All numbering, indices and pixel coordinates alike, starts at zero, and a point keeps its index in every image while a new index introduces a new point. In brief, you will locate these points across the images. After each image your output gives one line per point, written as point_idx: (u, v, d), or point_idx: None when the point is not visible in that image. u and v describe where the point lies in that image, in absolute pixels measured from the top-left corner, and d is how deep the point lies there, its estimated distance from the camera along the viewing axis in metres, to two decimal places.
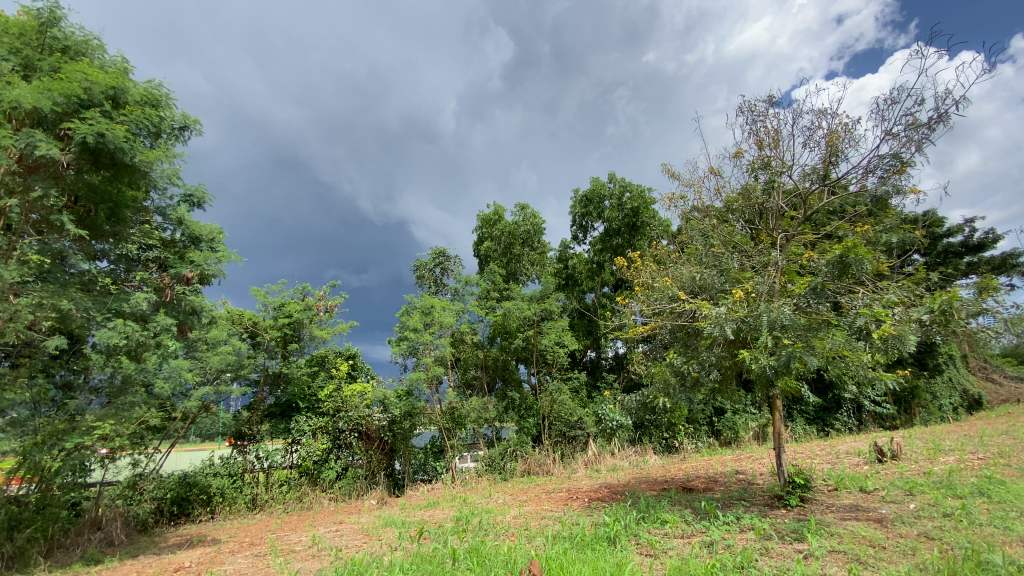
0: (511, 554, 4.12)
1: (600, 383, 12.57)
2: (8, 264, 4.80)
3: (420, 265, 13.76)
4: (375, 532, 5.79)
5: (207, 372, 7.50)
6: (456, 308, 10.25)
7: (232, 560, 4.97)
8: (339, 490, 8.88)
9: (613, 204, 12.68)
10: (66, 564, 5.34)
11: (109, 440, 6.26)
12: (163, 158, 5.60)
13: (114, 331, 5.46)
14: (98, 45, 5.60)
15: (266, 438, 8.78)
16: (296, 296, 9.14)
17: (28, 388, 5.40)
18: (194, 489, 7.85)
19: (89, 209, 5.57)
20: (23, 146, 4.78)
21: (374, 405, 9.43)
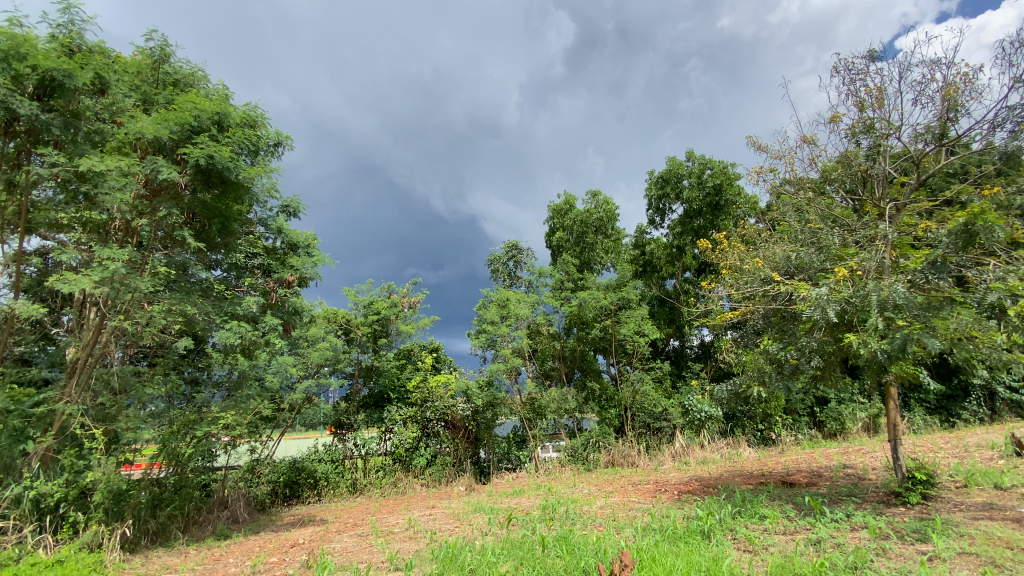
0: (601, 544, 4.09)
1: (686, 372, 12.12)
2: (143, 276, 5.50)
3: (494, 260, 13.99)
4: (466, 517, 6.01)
5: (309, 366, 8.13)
6: (531, 300, 10.26)
7: (339, 539, 5.39)
8: (430, 476, 9.37)
9: (692, 182, 12.12)
10: (200, 539, 6.10)
11: (230, 429, 7.03)
12: (263, 173, 6.14)
13: (231, 331, 6.15)
14: (202, 76, 6.20)
15: (362, 427, 9.39)
16: (383, 294, 9.66)
17: (164, 383, 6.15)
18: (303, 473, 8.61)
19: (204, 224, 6.21)
20: (148, 172, 5.41)
21: (458, 396, 9.74)
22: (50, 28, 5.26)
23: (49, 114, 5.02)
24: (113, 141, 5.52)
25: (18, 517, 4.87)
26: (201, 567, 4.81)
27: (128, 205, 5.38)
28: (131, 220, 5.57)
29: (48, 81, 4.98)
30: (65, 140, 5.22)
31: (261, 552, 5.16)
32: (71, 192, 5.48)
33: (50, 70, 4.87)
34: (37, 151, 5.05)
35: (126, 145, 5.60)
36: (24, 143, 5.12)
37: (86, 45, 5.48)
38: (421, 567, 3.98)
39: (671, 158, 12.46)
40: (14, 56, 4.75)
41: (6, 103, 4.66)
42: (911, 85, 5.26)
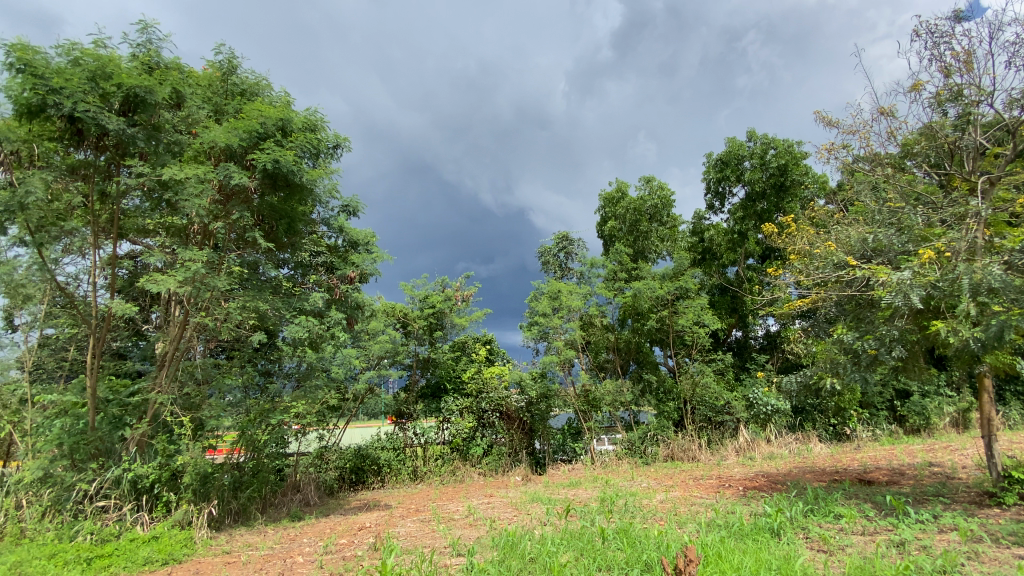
0: (663, 539, 4.01)
1: (750, 364, 11.63)
2: (220, 275, 5.92)
3: (544, 252, 13.96)
4: (524, 506, 6.08)
5: (370, 358, 8.47)
6: (583, 291, 10.15)
7: (402, 524, 5.61)
8: (486, 465, 9.56)
9: (754, 164, 11.57)
10: (277, 520, 6.53)
11: (300, 418, 7.45)
12: (324, 175, 6.42)
13: (300, 326, 6.57)
14: (265, 84, 6.55)
15: (421, 416, 9.69)
16: (437, 288, 9.86)
17: (241, 374, 6.66)
18: (367, 460, 9.02)
19: (272, 225, 6.57)
20: (221, 177, 5.80)
21: (511, 387, 9.83)
22: (132, 49, 5.71)
23: (134, 128, 5.39)
24: (190, 150, 5.95)
25: (119, 496, 5.45)
26: (278, 546, 5.16)
27: (206, 209, 5.79)
28: (208, 223, 6.01)
29: (131, 97, 5.34)
30: (149, 151, 5.59)
31: (332, 534, 5.46)
32: (155, 200, 5.88)
33: (133, 87, 5.24)
34: (126, 163, 5.46)
35: (201, 154, 6.05)
36: (112, 156, 5.55)
37: (163, 62, 5.90)
38: (482, 554, 4.06)
39: (730, 139, 11.90)
40: (101, 75, 5.15)
41: (97, 120, 5.08)
42: (1006, 45, 4.73)
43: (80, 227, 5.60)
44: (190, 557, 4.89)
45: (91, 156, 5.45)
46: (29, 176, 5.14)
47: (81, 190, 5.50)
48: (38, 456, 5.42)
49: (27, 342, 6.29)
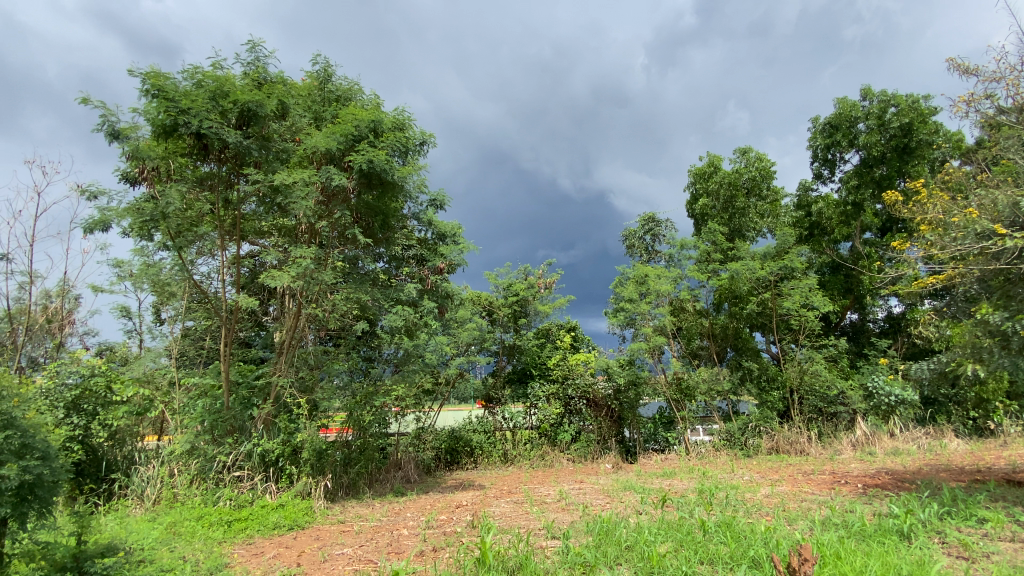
0: (771, 535, 3.78)
1: (868, 350, 10.57)
2: (326, 270, 6.45)
3: (629, 235, 13.57)
4: (617, 494, 6.04)
5: (460, 345, 8.79)
6: (672, 275, 9.72)
7: (497, 504, 5.81)
8: (575, 451, 9.61)
9: (871, 125, 10.39)
10: (383, 494, 7.08)
11: (399, 401, 7.95)
12: (414, 172, 6.74)
13: (397, 315, 7.27)
14: (357, 89, 6.98)
15: (509, 401, 9.92)
16: (520, 276, 9.98)
17: (347, 360, 7.22)
18: (460, 442, 9.47)
19: (369, 222, 7.04)
20: (324, 180, 6.28)
21: (598, 373, 9.75)
22: (243, 67, 6.31)
23: (248, 140, 5.99)
24: (295, 157, 6.53)
25: (251, 468, 6.19)
26: (385, 519, 5.58)
27: (312, 210, 6.30)
28: (313, 223, 6.57)
29: (245, 112, 5.93)
30: (262, 159, 6.20)
31: (433, 510, 5.80)
32: (268, 204, 6.57)
33: (246, 103, 5.81)
34: (244, 172, 6.09)
35: (305, 159, 6.60)
36: (233, 167, 6.21)
37: (269, 77, 6.48)
38: (578, 539, 4.09)
39: (840, 100, 10.72)
40: (220, 95, 5.77)
41: (219, 135, 5.71)
42: None
43: (209, 231, 6.34)
44: (312, 524, 5.46)
45: (215, 168, 6.13)
46: (168, 189, 5.90)
47: (209, 199, 6.20)
48: (186, 431, 6.29)
49: (173, 333, 7.28)
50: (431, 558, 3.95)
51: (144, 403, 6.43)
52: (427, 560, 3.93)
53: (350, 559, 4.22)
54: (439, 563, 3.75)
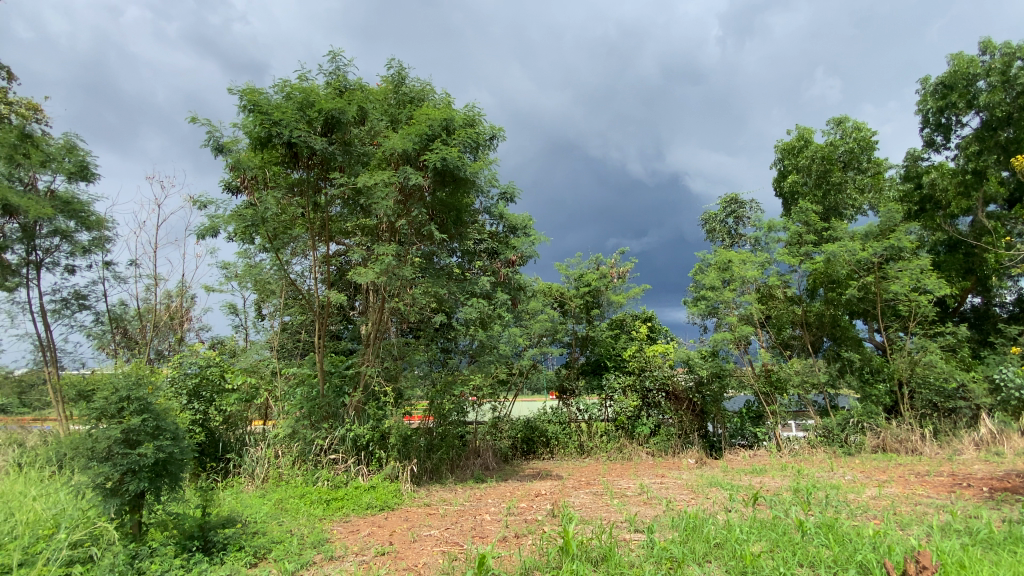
0: (881, 540, 3.46)
1: (994, 338, 9.33)
2: (406, 266, 6.74)
3: (709, 219, 12.94)
4: (701, 490, 5.82)
5: (532, 336, 8.81)
6: (759, 260, 9.12)
7: (577, 494, 5.83)
8: (655, 445, 9.39)
9: (993, 82, 9.09)
10: (464, 480, 7.35)
11: (476, 391, 8.16)
12: (485, 166, 6.87)
13: (473, 307, 7.49)
14: (429, 89, 7.21)
15: (583, 393, 9.84)
16: (592, 265, 9.83)
17: (427, 351, 7.54)
18: (536, 432, 9.56)
19: (443, 218, 7.29)
20: (402, 179, 6.56)
21: (677, 365, 9.47)
22: (326, 77, 6.70)
23: (333, 146, 6.39)
24: (375, 159, 6.84)
25: (345, 451, 6.66)
26: (468, 503, 5.80)
27: (391, 209, 6.61)
28: (394, 221, 6.89)
29: (329, 120, 6.33)
30: (345, 164, 6.59)
31: (513, 497, 5.93)
32: (352, 205, 6.94)
33: (330, 110, 6.21)
34: (330, 177, 6.51)
35: (384, 161, 6.89)
36: (319, 172, 6.65)
37: (350, 84, 6.84)
38: (663, 533, 4.00)
39: (955, 55, 9.45)
40: (307, 105, 6.18)
41: (308, 143, 6.14)
42: None
43: (301, 233, 6.91)
44: (401, 506, 5.78)
45: (304, 175, 6.57)
46: (266, 196, 6.40)
47: (300, 203, 6.68)
48: (288, 416, 6.87)
49: (273, 327, 7.98)
50: (514, 544, 4.04)
51: (251, 391, 7.13)
52: (511, 546, 4.02)
53: (437, 540, 4.42)
54: (523, 550, 3.81)
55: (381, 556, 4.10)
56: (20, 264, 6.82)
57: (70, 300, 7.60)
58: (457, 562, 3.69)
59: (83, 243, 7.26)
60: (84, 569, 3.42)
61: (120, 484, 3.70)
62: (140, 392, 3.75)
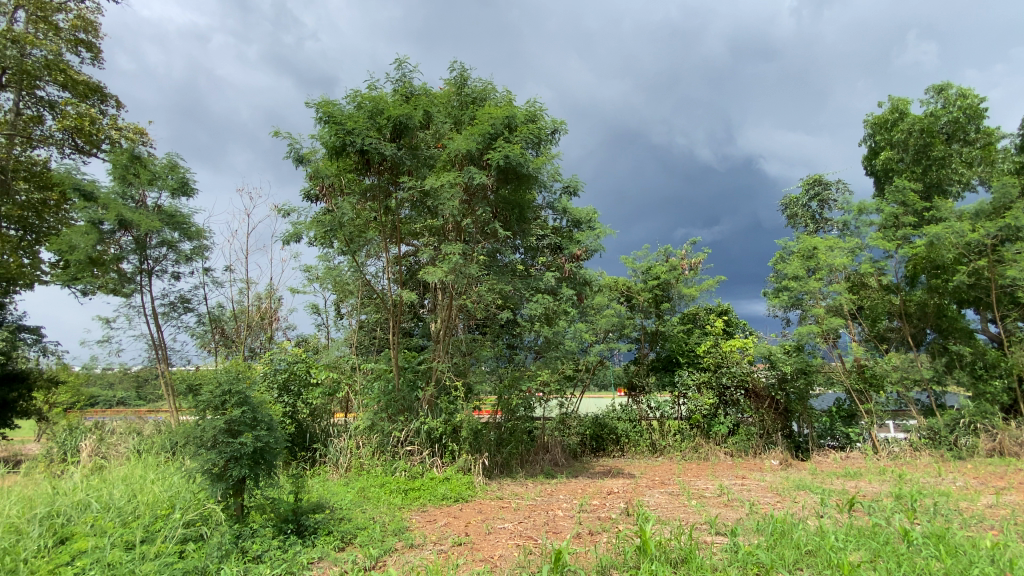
0: (1005, 554, 3.08)
1: None
2: (472, 263, 6.87)
3: (790, 203, 12.11)
4: (787, 493, 5.47)
5: (598, 332, 8.65)
6: (848, 246, 8.44)
7: (651, 493, 5.67)
8: (734, 445, 8.97)
9: None
10: (535, 475, 7.42)
11: (543, 386, 8.19)
12: (547, 161, 6.84)
13: (538, 303, 7.42)
14: (491, 89, 7.30)
15: (654, 390, 9.53)
16: (661, 258, 9.52)
17: (494, 346, 7.67)
18: (605, 429, 9.44)
19: (507, 215, 7.36)
20: (466, 179, 6.67)
21: (757, 361, 9.02)
22: (393, 84, 6.96)
23: (401, 151, 6.65)
24: (440, 162, 6.96)
25: (420, 443, 6.92)
26: (540, 498, 5.83)
27: (457, 209, 6.74)
28: (459, 221, 7.02)
29: (398, 126, 6.58)
30: (413, 167, 6.83)
31: (585, 494, 5.89)
32: (420, 208, 7.18)
33: (398, 117, 6.45)
34: (400, 181, 6.79)
35: (449, 163, 6.99)
36: (389, 177, 6.94)
37: (415, 90, 7.05)
38: (747, 537, 3.80)
39: None
40: (376, 113, 6.46)
41: (379, 150, 6.42)
42: None
43: (375, 236, 7.14)
44: (474, 498, 5.93)
45: (376, 180, 6.91)
46: (342, 202, 6.80)
47: (373, 208, 7.03)
48: (367, 410, 7.24)
49: (351, 325, 8.43)
50: (590, 541, 4.02)
51: (333, 385, 7.62)
52: (586, 543, 4.00)
53: (512, 533, 4.49)
54: (599, 547, 3.78)
55: (459, 546, 4.22)
56: (135, 272, 7.69)
57: (177, 304, 8.48)
58: (533, 556, 3.72)
59: (186, 252, 8.05)
60: (196, 546, 3.80)
61: (225, 470, 4.05)
62: (239, 386, 4.10)
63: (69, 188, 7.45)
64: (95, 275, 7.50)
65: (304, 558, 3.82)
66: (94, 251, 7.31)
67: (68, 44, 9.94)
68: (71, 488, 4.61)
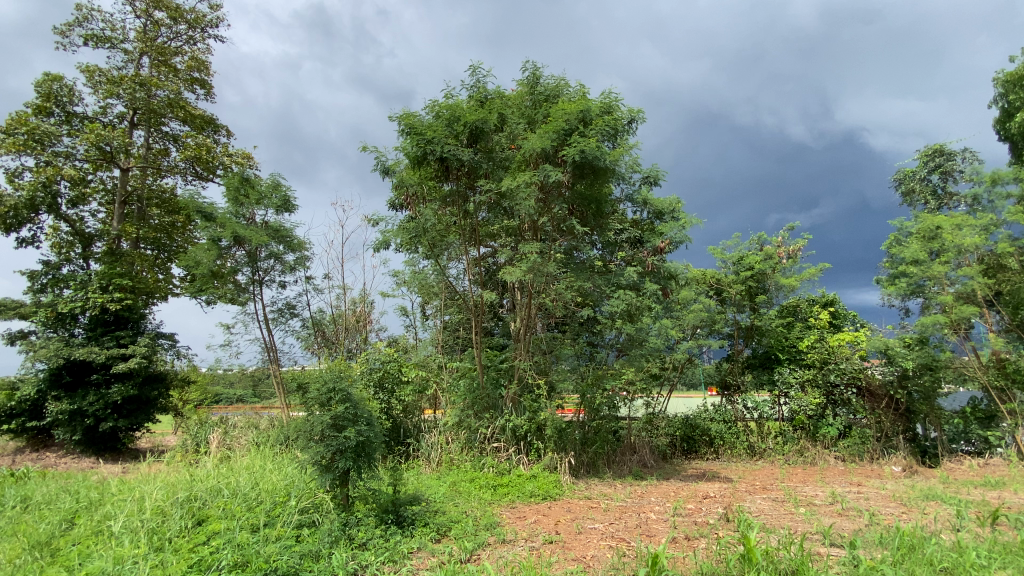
0: None
1: None
2: (551, 262, 6.84)
3: (903, 178, 10.83)
4: (914, 503, 4.88)
5: (686, 328, 8.18)
6: (980, 223, 7.35)
7: (752, 499, 5.32)
8: (846, 449, 8.19)
9: None
10: (624, 476, 7.27)
11: (629, 385, 7.83)
12: (625, 153, 6.68)
13: (619, 300, 7.27)
14: (564, 84, 7.27)
15: (751, 389, 8.93)
16: (753, 247, 8.88)
17: (575, 344, 7.61)
18: (697, 430, 8.86)
19: (584, 211, 7.31)
20: (542, 177, 6.64)
21: (871, 357, 8.20)
22: (468, 91, 7.13)
23: (478, 155, 6.81)
24: (515, 162, 7.06)
25: (506, 441, 7.05)
26: (631, 500, 5.68)
27: (535, 209, 6.80)
28: (536, 219, 7.06)
29: (473, 131, 6.71)
30: (489, 170, 6.98)
31: (679, 497, 5.65)
32: (496, 210, 7.29)
33: (474, 122, 6.59)
34: (477, 185, 6.90)
35: (524, 163, 7.04)
36: (467, 181, 7.06)
37: (489, 94, 7.18)
38: (868, 551, 3.44)
39: None
40: (453, 120, 6.62)
41: (456, 155, 6.58)
42: None
43: (455, 240, 7.37)
44: (563, 497, 5.92)
45: (455, 186, 7.06)
46: (424, 209, 7.08)
47: (452, 212, 7.21)
48: (455, 407, 7.49)
49: (436, 326, 8.79)
50: (688, 546, 3.85)
51: (422, 381, 8.01)
52: (684, 548, 3.83)
53: (603, 534, 4.42)
54: (699, 552, 3.62)
55: (550, 544, 4.23)
56: (249, 283, 8.55)
57: (284, 310, 9.31)
58: (627, 559, 3.63)
59: (290, 262, 8.82)
60: (310, 531, 4.16)
61: (332, 462, 4.37)
62: (342, 384, 4.42)
63: (192, 211, 8.44)
64: (216, 287, 8.42)
65: (405, 548, 4.03)
66: (215, 265, 8.21)
67: (185, 82, 11.29)
68: (205, 476, 5.21)
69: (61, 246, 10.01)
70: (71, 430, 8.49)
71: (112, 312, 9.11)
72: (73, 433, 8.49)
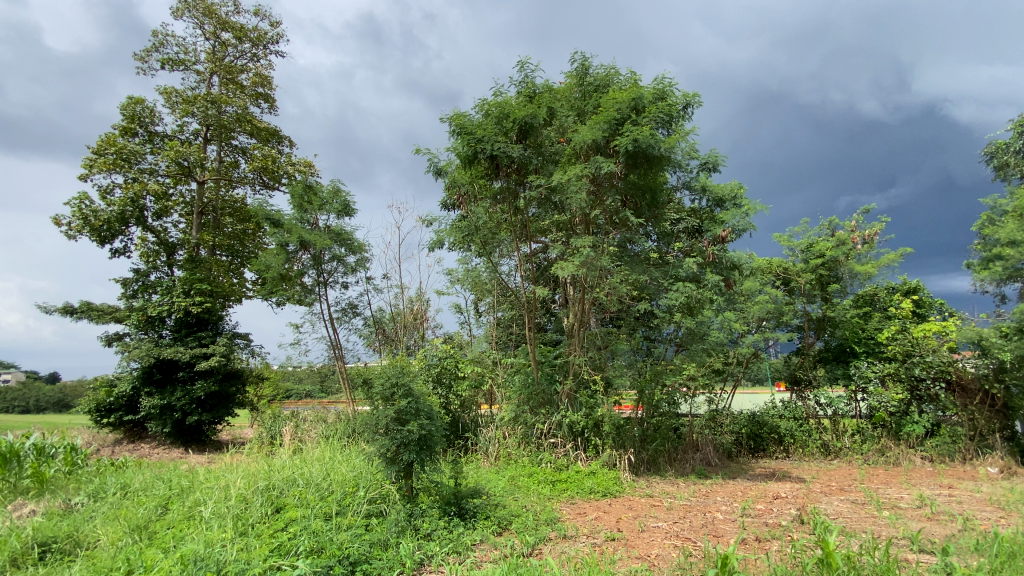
0: None
1: None
2: (604, 255, 6.72)
3: (996, 151, 9.77)
4: (1018, 508, 4.42)
5: (750, 321, 7.86)
6: None
7: (828, 501, 5.01)
8: (933, 449, 7.60)
9: None
10: (687, 474, 7.09)
11: (690, 381, 7.56)
12: (681, 139, 6.45)
13: (677, 292, 7.02)
14: (615, 73, 7.12)
15: (824, 384, 8.42)
16: (824, 233, 8.41)
17: (631, 339, 7.49)
18: (765, 428, 8.45)
19: (638, 202, 7.17)
20: (594, 170, 6.55)
21: (963, 348, 7.43)
22: (517, 87, 7.13)
23: (528, 151, 6.80)
24: (566, 156, 7.01)
25: (563, 436, 7.03)
26: (695, 499, 5.51)
27: (585, 202, 6.68)
28: (588, 213, 6.95)
29: (523, 126, 6.71)
30: (540, 165, 6.97)
31: (746, 497, 5.42)
32: (547, 205, 7.26)
33: (523, 118, 6.59)
34: (527, 181, 6.90)
35: (575, 155, 6.97)
36: (517, 178, 7.06)
37: (538, 88, 7.15)
38: (963, 558, 3.15)
39: None
40: (503, 117, 6.65)
41: (506, 152, 6.61)
42: None
43: (507, 236, 7.40)
44: (623, 494, 5.83)
45: (505, 183, 7.06)
46: (476, 208, 7.16)
47: (504, 210, 7.25)
48: (511, 402, 7.54)
49: (491, 322, 8.91)
50: (758, 548, 3.69)
51: (478, 377, 8.12)
52: (754, 550, 3.68)
53: (667, 533, 4.32)
54: (771, 555, 3.46)
55: (612, 541, 4.19)
56: (314, 284, 9.00)
57: (347, 310, 9.73)
58: (694, 559, 3.53)
59: (351, 264, 9.21)
60: (378, 520, 4.34)
61: (396, 455, 4.53)
62: (403, 379, 4.57)
63: (261, 218, 8.98)
64: (285, 288, 8.93)
65: (468, 540, 4.12)
66: (283, 268, 8.70)
67: (251, 98, 12.02)
68: (281, 467, 5.54)
69: (149, 254, 10.94)
70: (163, 423, 9.28)
71: (194, 314, 9.87)
72: (164, 426, 9.27)
